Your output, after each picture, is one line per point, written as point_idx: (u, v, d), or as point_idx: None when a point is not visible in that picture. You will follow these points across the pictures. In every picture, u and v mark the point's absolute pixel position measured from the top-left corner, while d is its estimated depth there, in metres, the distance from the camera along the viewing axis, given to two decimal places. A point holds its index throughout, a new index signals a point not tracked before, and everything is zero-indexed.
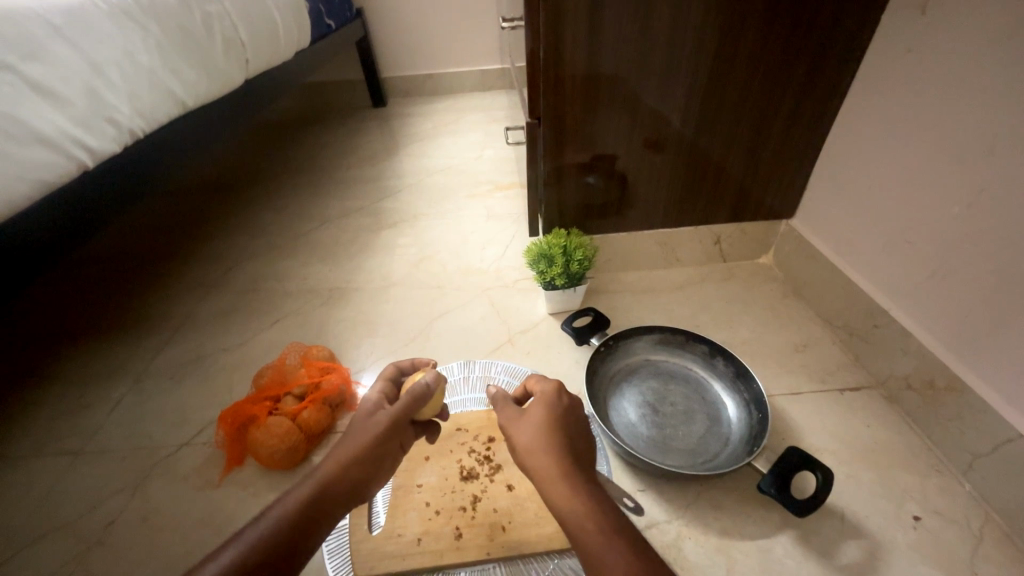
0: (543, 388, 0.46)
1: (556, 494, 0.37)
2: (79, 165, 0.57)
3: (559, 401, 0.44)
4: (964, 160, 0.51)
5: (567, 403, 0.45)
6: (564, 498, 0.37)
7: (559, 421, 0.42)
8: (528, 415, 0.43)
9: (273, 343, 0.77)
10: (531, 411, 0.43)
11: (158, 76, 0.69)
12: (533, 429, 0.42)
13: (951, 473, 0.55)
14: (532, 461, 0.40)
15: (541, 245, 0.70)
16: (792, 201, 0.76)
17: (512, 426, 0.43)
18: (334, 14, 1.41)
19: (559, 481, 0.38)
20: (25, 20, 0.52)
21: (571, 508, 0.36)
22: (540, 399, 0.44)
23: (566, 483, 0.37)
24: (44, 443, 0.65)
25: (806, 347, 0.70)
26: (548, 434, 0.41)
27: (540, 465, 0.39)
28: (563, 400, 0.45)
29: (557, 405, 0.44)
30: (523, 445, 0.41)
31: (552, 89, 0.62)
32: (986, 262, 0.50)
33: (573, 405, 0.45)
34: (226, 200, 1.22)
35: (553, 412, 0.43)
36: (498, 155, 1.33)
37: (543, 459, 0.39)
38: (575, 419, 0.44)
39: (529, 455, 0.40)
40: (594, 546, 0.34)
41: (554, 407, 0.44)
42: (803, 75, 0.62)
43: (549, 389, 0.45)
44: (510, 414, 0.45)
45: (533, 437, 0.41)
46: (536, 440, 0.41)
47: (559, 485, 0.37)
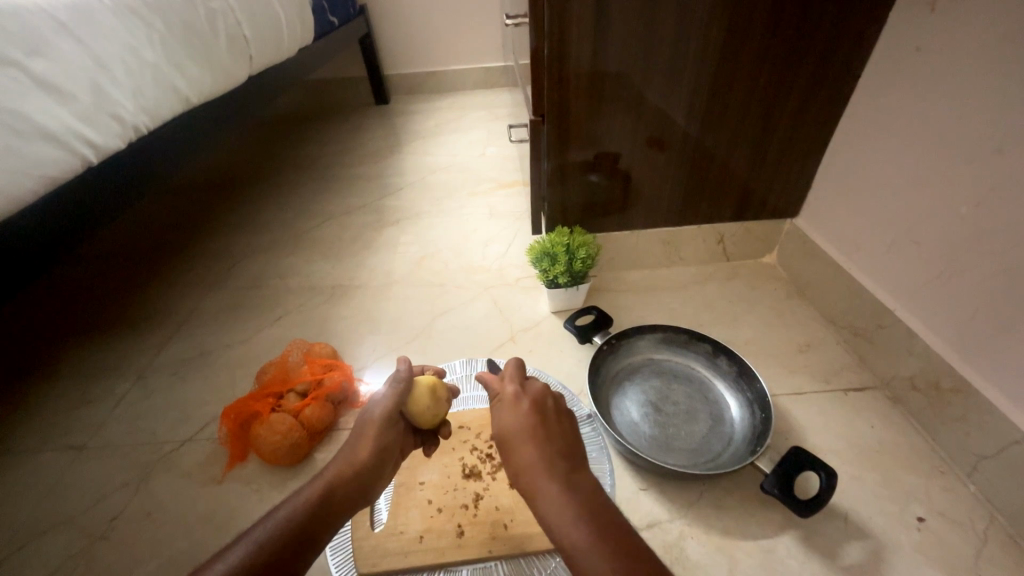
0: (505, 394, 0.43)
1: (546, 514, 0.35)
2: (83, 161, 0.57)
3: (520, 404, 0.41)
4: (972, 160, 0.51)
5: (531, 404, 0.41)
6: (552, 518, 0.34)
7: (527, 427, 0.39)
8: (501, 432, 0.41)
9: (275, 339, 0.78)
10: (501, 426, 0.41)
11: (162, 73, 0.69)
12: (508, 447, 0.39)
13: (955, 475, 0.55)
14: (519, 483, 0.37)
15: (543, 244, 0.70)
16: (796, 200, 0.76)
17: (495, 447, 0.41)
18: (338, 12, 1.41)
19: (544, 499, 0.35)
20: (30, 15, 0.52)
21: (562, 529, 0.34)
22: (505, 410, 0.41)
23: (549, 501, 0.35)
24: (49, 438, 0.66)
25: (810, 347, 0.70)
26: (520, 447, 0.38)
27: (525, 483, 0.37)
28: (522, 402, 0.41)
29: (520, 410, 0.41)
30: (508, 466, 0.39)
31: (557, 86, 0.61)
32: (994, 263, 0.50)
33: (537, 403, 0.41)
34: (229, 196, 1.22)
35: (521, 419, 0.40)
36: (500, 153, 1.32)
37: (526, 476, 0.37)
38: (544, 420, 0.40)
39: (513, 476, 0.38)
40: (591, 565, 0.32)
41: (518, 410, 0.41)
42: (811, 72, 0.61)
43: (510, 395, 0.42)
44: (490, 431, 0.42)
45: (512, 457, 0.38)
46: (513, 459, 0.38)
47: (545, 506, 0.35)
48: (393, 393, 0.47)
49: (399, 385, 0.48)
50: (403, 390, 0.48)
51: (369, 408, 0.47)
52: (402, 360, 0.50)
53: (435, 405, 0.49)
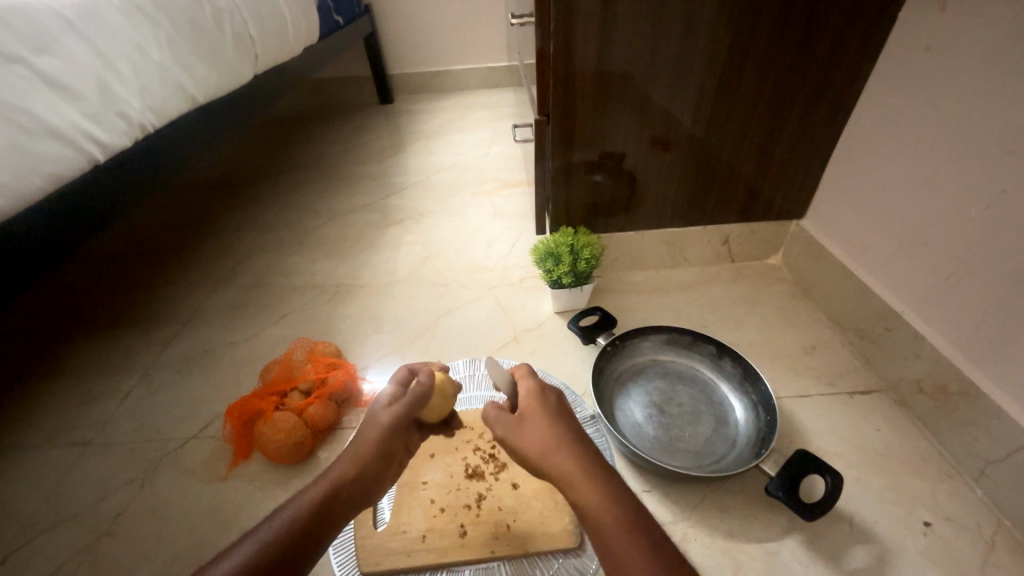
0: (527, 380, 0.43)
1: (578, 492, 0.35)
2: (89, 159, 0.58)
3: (548, 388, 0.43)
4: (981, 161, 0.50)
5: (557, 390, 0.43)
6: (587, 496, 0.35)
7: (557, 409, 0.41)
8: (525, 415, 0.40)
9: (280, 338, 0.78)
10: (530, 407, 0.41)
11: (168, 71, 0.69)
12: (537, 424, 0.39)
13: (961, 479, 0.54)
14: (551, 462, 0.37)
15: (548, 244, 0.70)
16: (802, 201, 0.76)
17: (508, 424, 0.40)
18: (343, 11, 1.41)
19: (578, 477, 0.36)
20: (40, 13, 0.52)
21: (598, 507, 0.34)
22: (533, 390, 0.42)
23: (585, 478, 0.36)
24: (56, 434, 0.66)
25: (815, 349, 0.69)
26: (552, 426, 0.39)
27: (557, 463, 0.37)
28: (552, 391, 0.42)
29: (550, 397, 0.42)
30: (530, 445, 0.38)
31: (562, 86, 0.61)
32: (1002, 265, 0.49)
33: (561, 393, 0.43)
34: (234, 194, 1.22)
35: (552, 402, 0.42)
36: (504, 153, 1.32)
37: (562, 457, 0.37)
38: (569, 406, 0.42)
39: (539, 457, 0.38)
40: (624, 548, 0.33)
41: (546, 399, 0.41)
42: (818, 72, 0.61)
43: (535, 377, 0.43)
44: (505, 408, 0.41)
45: (541, 435, 0.38)
46: (544, 438, 0.38)
47: (582, 483, 0.35)
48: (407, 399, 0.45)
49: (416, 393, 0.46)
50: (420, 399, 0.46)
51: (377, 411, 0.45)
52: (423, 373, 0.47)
53: (443, 402, 0.50)
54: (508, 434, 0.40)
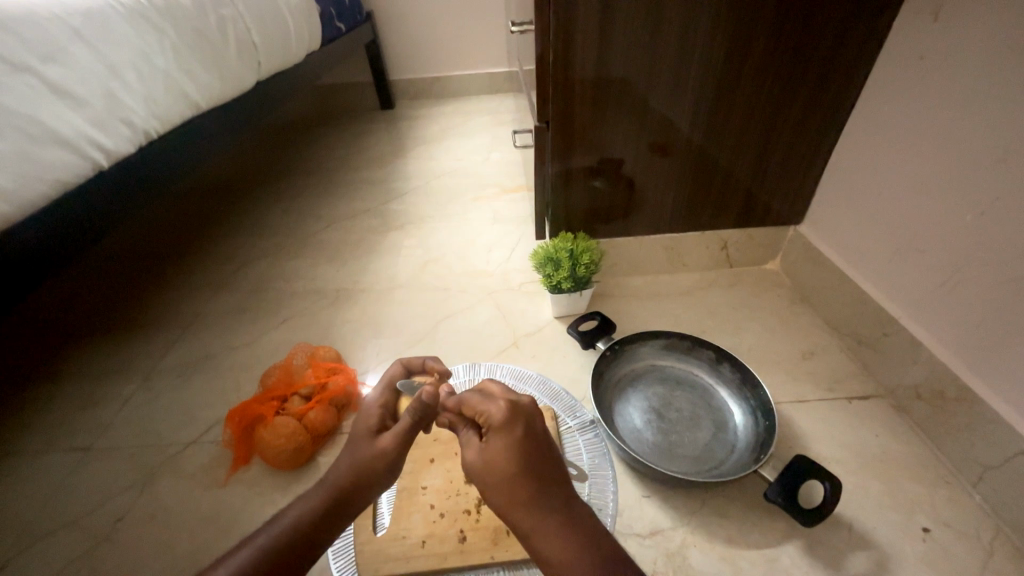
0: (493, 418, 0.38)
1: (544, 545, 0.34)
2: (94, 165, 0.58)
3: (515, 430, 0.37)
4: (977, 168, 0.51)
5: (527, 428, 0.38)
6: (553, 553, 0.34)
7: (522, 454, 0.36)
8: (486, 461, 0.37)
9: (280, 342, 0.78)
10: (492, 454, 0.37)
11: (173, 78, 0.70)
12: (500, 476, 0.36)
13: (960, 484, 0.54)
14: (511, 514, 0.35)
15: (547, 249, 0.70)
16: (800, 207, 0.76)
17: (475, 475, 0.37)
18: (345, 18, 1.42)
19: (545, 531, 0.34)
20: (45, 23, 0.53)
21: (564, 564, 0.33)
22: (496, 435, 0.37)
23: (549, 533, 0.34)
24: (56, 439, 0.66)
25: (813, 354, 0.70)
26: (516, 477, 0.36)
27: (520, 516, 0.35)
28: (517, 430, 0.37)
29: (514, 439, 0.37)
30: (494, 497, 0.36)
31: (562, 94, 0.62)
32: (997, 272, 0.50)
33: (531, 429, 0.38)
34: (235, 200, 1.23)
35: (519, 446, 0.37)
36: (504, 158, 1.33)
37: (523, 509, 0.35)
38: (539, 445, 0.38)
39: (503, 509, 0.36)
40: None
41: (510, 441, 0.37)
42: (815, 80, 0.61)
43: (500, 416, 0.38)
44: (471, 456, 0.38)
45: (505, 488, 0.36)
46: (506, 493, 0.36)
47: (544, 536, 0.34)
48: (405, 420, 0.41)
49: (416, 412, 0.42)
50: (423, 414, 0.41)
51: (377, 433, 0.42)
52: (422, 395, 0.41)
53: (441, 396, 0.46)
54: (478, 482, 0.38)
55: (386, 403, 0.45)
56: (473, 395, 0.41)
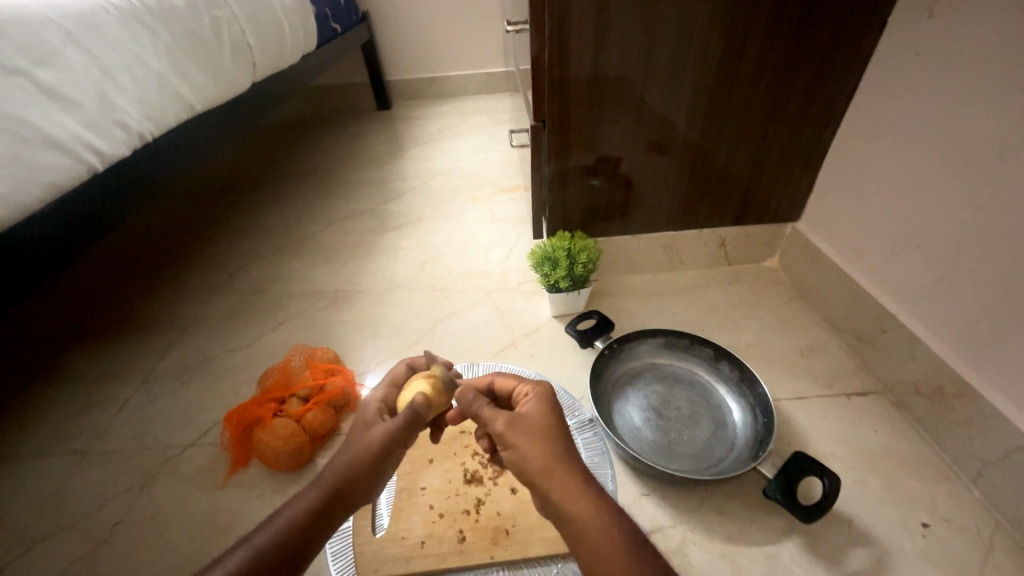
0: (533, 390, 0.43)
1: (582, 507, 0.34)
2: (89, 168, 0.58)
3: (552, 403, 0.41)
4: (974, 164, 0.51)
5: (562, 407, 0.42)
6: (583, 512, 0.34)
7: (560, 426, 0.39)
8: (524, 423, 0.39)
9: (278, 344, 0.78)
10: (530, 417, 0.40)
11: (167, 81, 0.70)
12: (541, 438, 0.38)
13: (960, 480, 0.54)
14: (544, 477, 0.36)
15: (544, 248, 0.70)
16: (797, 204, 0.76)
17: (509, 438, 0.39)
18: (341, 19, 1.42)
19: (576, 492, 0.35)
20: (39, 26, 0.53)
21: (594, 522, 0.34)
22: (537, 404, 0.41)
23: (580, 493, 0.35)
24: (54, 443, 0.66)
25: (812, 351, 0.70)
26: (552, 444, 0.38)
27: (558, 478, 0.36)
28: (554, 404, 0.41)
29: (552, 409, 0.41)
30: (533, 458, 0.37)
31: (557, 91, 0.62)
32: (994, 267, 0.50)
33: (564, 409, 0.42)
34: (232, 202, 1.23)
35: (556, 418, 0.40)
36: (501, 158, 1.33)
37: (555, 471, 0.36)
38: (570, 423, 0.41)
39: (540, 471, 0.36)
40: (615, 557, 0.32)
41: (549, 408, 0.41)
42: (810, 77, 0.61)
43: (540, 389, 0.42)
44: (505, 421, 0.40)
45: (540, 447, 0.37)
46: (542, 452, 0.37)
47: (575, 497, 0.35)
48: (402, 418, 0.42)
49: (413, 412, 0.43)
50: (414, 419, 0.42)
51: (369, 426, 0.43)
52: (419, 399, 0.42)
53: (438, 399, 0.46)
54: (509, 447, 0.39)
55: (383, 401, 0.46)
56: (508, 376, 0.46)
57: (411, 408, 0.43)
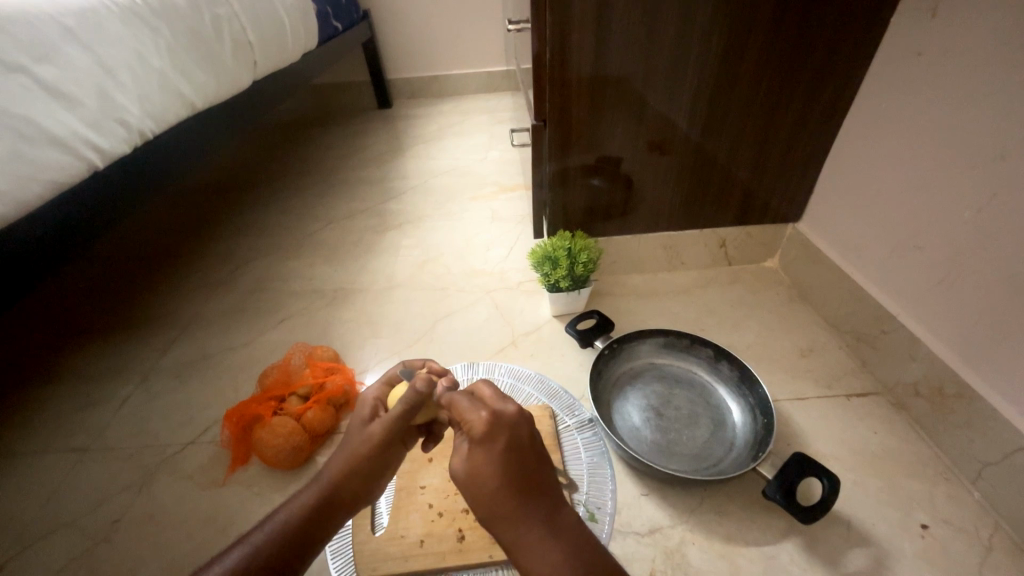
0: (473, 426, 0.39)
1: (523, 556, 0.37)
2: (89, 166, 0.58)
3: (494, 443, 0.38)
4: (976, 164, 0.51)
5: (511, 437, 0.39)
6: (533, 564, 0.36)
7: (499, 473, 0.38)
8: (468, 475, 0.38)
9: (277, 343, 0.78)
10: (473, 466, 0.38)
11: (168, 78, 0.70)
12: (481, 489, 0.38)
13: (959, 480, 0.54)
14: (495, 528, 0.38)
15: (545, 248, 0.70)
16: (798, 204, 0.76)
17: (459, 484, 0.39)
18: (342, 17, 1.42)
19: (525, 542, 0.37)
20: (39, 22, 0.53)
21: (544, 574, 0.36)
22: (477, 448, 0.38)
23: (529, 543, 0.37)
24: (53, 440, 0.66)
25: (812, 352, 0.70)
26: (496, 496, 0.38)
27: (504, 528, 0.38)
28: (496, 444, 0.38)
29: (493, 453, 0.38)
30: (478, 509, 0.38)
31: (558, 91, 0.62)
32: (998, 268, 0.50)
33: (513, 439, 0.39)
34: (233, 200, 1.23)
35: (501, 461, 0.38)
36: (502, 157, 1.33)
37: (504, 523, 0.38)
38: (520, 455, 0.39)
39: (487, 518, 0.38)
40: None
41: (489, 454, 0.38)
42: (813, 76, 0.61)
43: (480, 428, 0.38)
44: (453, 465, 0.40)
45: (486, 502, 0.38)
46: (489, 506, 0.38)
47: (525, 546, 0.37)
48: (398, 410, 0.41)
49: (409, 403, 0.41)
50: (412, 409, 0.41)
51: (366, 424, 0.43)
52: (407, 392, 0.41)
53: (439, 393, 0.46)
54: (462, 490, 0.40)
55: (379, 399, 0.46)
56: (462, 398, 0.40)
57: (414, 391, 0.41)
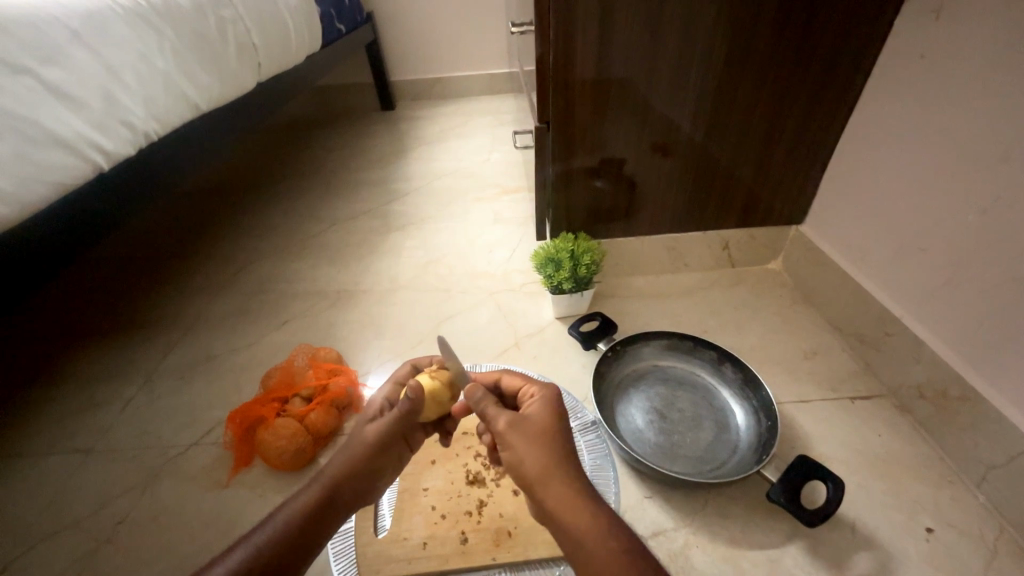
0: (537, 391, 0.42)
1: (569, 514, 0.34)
2: (94, 167, 0.58)
3: (558, 405, 0.41)
4: (979, 167, 0.51)
5: (564, 408, 0.41)
6: (581, 520, 0.33)
7: (559, 427, 0.39)
8: (525, 424, 0.39)
9: (281, 344, 0.78)
10: (532, 417, 0.39)
11: (173, 80, 0.70)
12: (535, 439, 0.37)
13: (963, 484, 0.54)
14: (541, 484, 0.35)
15: (548, 250, 0.70)
16: (801, 207, 0.76)
17: (510, 435, 0.38)
18: (345, 19, 1.42)
19: (574, 498, 0.35)
20: (45, 24, 0.53)
21: (591, 532, 0.33)
22: (541, 403, 0.40)
23: (579, 500, 0.34)
24: (57, 441, 0.66)
25: (816, 354, 0.69)
26: (551, 447, 0.37)
27: (555, 486, 0.35)
28: (558, 406, 0.40)
29: (555, 411, 0.40)
30: (528, 462, 0.36)
31: (562, 93, 0.62)
32: (1002, 271, 0.50)
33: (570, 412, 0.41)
34: (236, 201, 1.23)
35: (557, 417, 0.39)
36: (504, 158, 1.33)
37: (554, 477, 0.35)
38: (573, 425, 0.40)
39: (534, 479, 0.36)
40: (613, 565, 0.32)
41: (553, 409, 0.40)
42: (816, 79, 0.61)
43: (547, 389, 0.42)
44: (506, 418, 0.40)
45: (540, 451, 0.37)
46: (541, 457, 0.36)
47: (572, 503, 0.34)
48: (399, 411, 0.43)
49: (408, 403, 0.42)
50: (412, 409, 0.42)
51: (367, 424, 0.44)
52: (411, 388, 0.42)
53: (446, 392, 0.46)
54: (508, 446, 0.38)
55: (387, 398, 0.46)
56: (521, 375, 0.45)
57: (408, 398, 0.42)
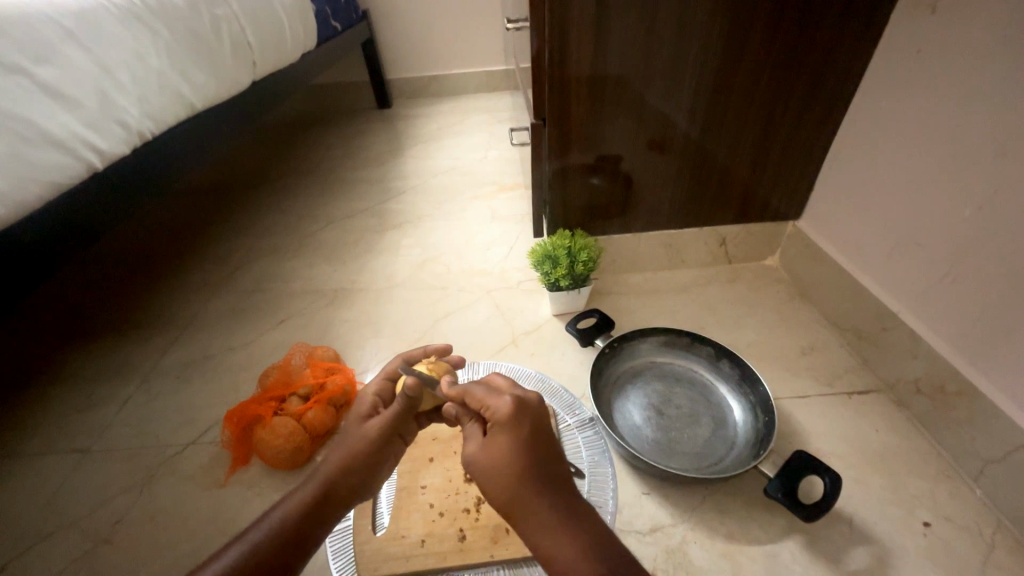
0: (496, 412, 0.39)
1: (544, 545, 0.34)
2: (89, 166, 0.58)
3: (519, 426, 0.38)
4: (976, 162, 0.50)
5: (530, 425, 0.38)
6: (554, 549, 0.33)
7: (524, 453, 0.37)
8: (490, 456, 0.37)
9: (278, 343, 0.78)
10: (495, 447, 0.37)
11: (167, 79, 0.70)
12: (501, 474, 0.36)
13: (960, 478, 0.54)
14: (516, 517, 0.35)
15: (545, 247, 0.70)
16: (798, 202, 0.76)
17: (479, 470, 0.38)
18: (340, 17, 1.42)
19: (546, 528, 0.34)
20: (38, 23, 0.53)
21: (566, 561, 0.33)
22: (501, 430, 0.38)
23: (551, 529, 0.34)
24: (54, 441, 0.66)
25: (813, 350, 0.69)
26: (518, 477, 0.36)
27: (528, 517, 0.35)
28: (521, 427, 0.38)
29: (517, 434, 0.38)
30: (499, 496, 0.36)
31: (557, 90, 0.62)
32: (999, 265, 0.49)
33: (537, 425, 0.39)
34: (232, 200, 1.23)
35: (521, 441, 0.37)
36: (501, 156, 1.33)
37: (525, 508, 0.35)
38: (542, 439, 0.38)
39: (508, 510, 0.36)
40: None
41: (514, 433, 0.38)
42: (812, 74, 0.61)
43: (505, 411, 0.39)
44: (474, 449, 0.39)
45: (507, 485, 0.36)
46: (511, 489, 0.36)
47: (546, 534, 0.34)
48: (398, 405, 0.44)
49: (406, 398, 0.44)
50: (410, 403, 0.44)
51: (365, 420, 0.44)
52: (407, 385, 0.42)
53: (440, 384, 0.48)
54: (481, 478, 0.38)
55: (380, 395, 0.47)
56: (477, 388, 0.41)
57: (406, 394, 0.43)
